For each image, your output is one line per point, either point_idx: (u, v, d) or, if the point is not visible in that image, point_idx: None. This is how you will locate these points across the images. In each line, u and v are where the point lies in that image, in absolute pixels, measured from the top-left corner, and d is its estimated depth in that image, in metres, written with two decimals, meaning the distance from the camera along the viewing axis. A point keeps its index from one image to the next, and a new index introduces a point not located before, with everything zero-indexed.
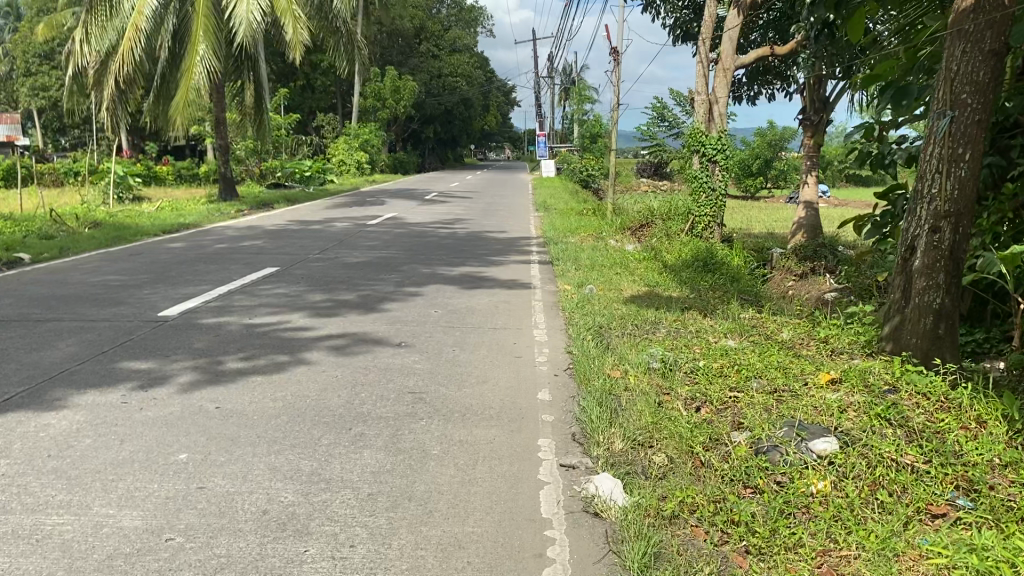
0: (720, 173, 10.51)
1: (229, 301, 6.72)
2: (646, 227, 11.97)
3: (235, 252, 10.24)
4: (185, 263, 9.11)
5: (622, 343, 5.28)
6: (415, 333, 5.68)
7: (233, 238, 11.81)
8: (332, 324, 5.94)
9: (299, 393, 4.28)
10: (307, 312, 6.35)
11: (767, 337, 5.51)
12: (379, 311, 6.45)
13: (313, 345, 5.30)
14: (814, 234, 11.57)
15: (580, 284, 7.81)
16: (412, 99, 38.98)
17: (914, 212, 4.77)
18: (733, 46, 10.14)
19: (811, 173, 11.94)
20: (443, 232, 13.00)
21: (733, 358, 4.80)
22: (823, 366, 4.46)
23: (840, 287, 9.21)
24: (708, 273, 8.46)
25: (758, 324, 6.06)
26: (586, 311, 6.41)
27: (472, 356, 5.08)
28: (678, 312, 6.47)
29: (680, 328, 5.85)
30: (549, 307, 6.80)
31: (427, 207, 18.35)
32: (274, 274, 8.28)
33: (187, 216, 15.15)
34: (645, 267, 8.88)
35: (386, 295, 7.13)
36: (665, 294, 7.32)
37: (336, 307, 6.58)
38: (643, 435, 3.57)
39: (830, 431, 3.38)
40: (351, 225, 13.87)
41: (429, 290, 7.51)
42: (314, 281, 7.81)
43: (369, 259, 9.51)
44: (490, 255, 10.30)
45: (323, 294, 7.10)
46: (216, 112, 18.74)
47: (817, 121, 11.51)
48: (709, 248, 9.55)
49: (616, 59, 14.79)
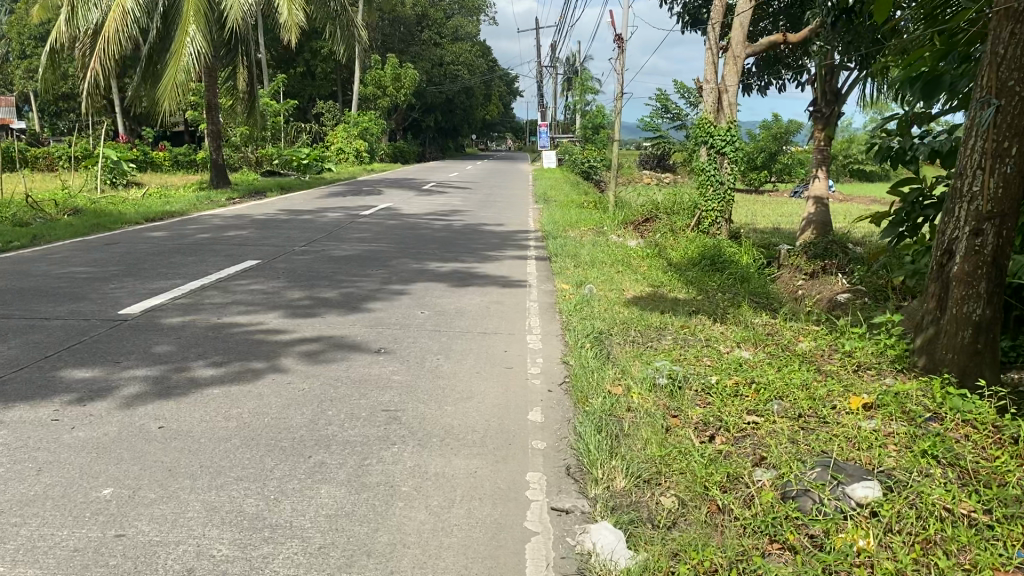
0: (728, 166, 10.01)
1: (199, 298, 6.19)
2: (649, 221, 11.47)
3: (216, 242, 9.71)
4: (161, 254, 8.59)
5: (624, 354, 4.78)
6: (397, 338, 5.16)
7: (217, 228, 11.27)
8: (308, 325, 5.42)
9: (258, 409, 3.76)
10: (282, 311, 5.83)
11: (785, 347, 4.98)
12: (360, 311, 5.93)
13: (283, 350, 4.79)
14: (824, 231, 11.05)
15: (579, 283, 7.30)
16: (412, 87, 38.37)
17: (952, 211, 4.24)
18: (744, 33, 9.59)
19: (822, 167, 11.38)
20: (439, 224, 12.48)
21: (749, 374, 4.28)
22: (851, 386, 3.94)
23: (853, 288, 8.72)
24: (715, 273, 7.95)
25: (772, 332, 5.53)
26: (585, 315, 5.91)
27: (457, 366, 4.57)
28: (686, 317, 5.96)
29: (687, 336, 5.34)
30: (545, 309, 6.30)
31: (424, 197, 17.86)
32: (253, 267, 7.76)
33: (174, 203, 14.66)
34: (648, 265, 8.38)
35: (370, 294, 6.60)
36: (671, 296, 6.81)
37: (315, 306, 6.05)
38: (649, 471, 3.06)
39: (869, 472, 2.86)
40: (343, 215, 13.36)
41: (417, 289, 6.98)
42: (295, 276, 7.29)
43: (357, 253, 9.01)
44: (486, 250, 9.79)
45: (303, 291, 6.59)
46: (208, 96, 18.20)
47: (828, 114, 10.93)
48: (717, 245, 9.05)
49: (621, 46, 14.23)
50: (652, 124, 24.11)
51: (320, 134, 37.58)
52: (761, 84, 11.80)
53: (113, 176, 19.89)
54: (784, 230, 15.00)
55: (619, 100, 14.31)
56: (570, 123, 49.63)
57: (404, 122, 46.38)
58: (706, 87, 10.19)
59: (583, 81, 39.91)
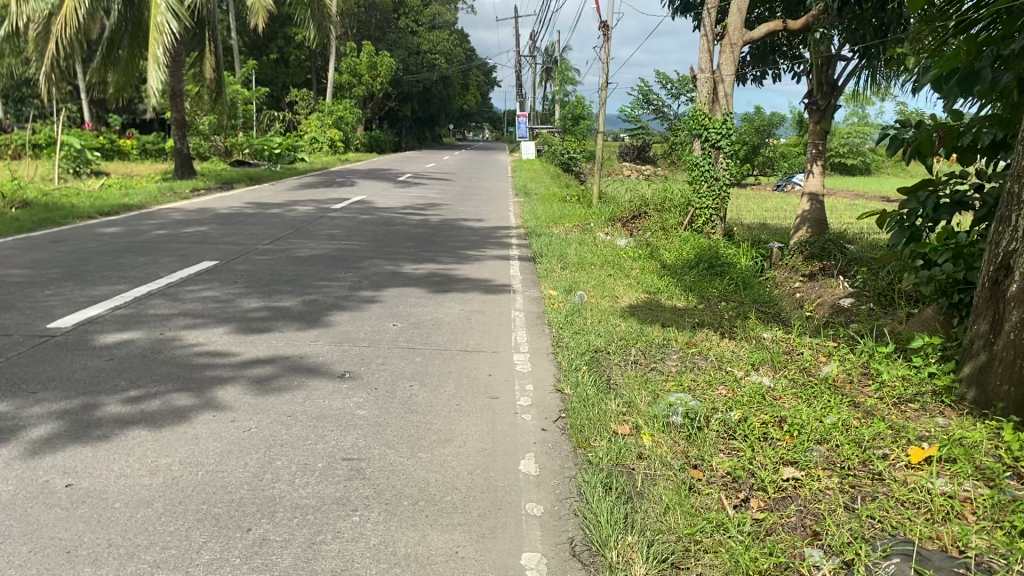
0: (723, 161, 9.41)
1: (142, 309, 5.50)
2: (638, 218, 10.87)
3: (173, 240, 8.99)
4: (111, 254, 7.88)
5: (627, 382, 4.16)
6: (364, 358, 4.51)
7: (176, 223, 10.53)
8: (263, 344, 4.75)
9: (192, 460, 3.10)
10: (234, 325, 5.15)
11: (807, 372, 4.38)
12: (324, 325, 5.26)
13: (231, 376, 4.12)
14: (818, 228, 10.48)
15: (568, 289, 6.68)
16: (388, 76, 37.52)
17: (1007, 219, 3.62)
18: (741, 20, 8.99)
19: (815, 162, 10.74)
20: (415, 219, 11.80)
21: (776, 408, 3.68)
22: (899, 428, 3.34)
23: (855, 292, 8.19)
24: (714, 277, 7.35)
25: (789, 351, 4.93)
26: (578, 329, 5.29)
27: (434, 396, 3.92)
28: (689, 331, 5.36)
29: (695, 356, 4.73)
30: (531, 320, 5.66)
31: (401, 189, 17.17)
32: (209, 270, 7.06)
33: (134, 195, 13.88)
34: (641, 268, 7.80)
35: (337, 302, 5.93)
36: (671, 306, 6.20)
37: (272, 319, 5.38)
38: (677, 552, 2.44)
39: (958, 562, 2.25)
40: (313, 209, 12.67)
41: (389, 296, 6.32)
42: (254, 281, 6.61)
43: (325, 253, 8.33)
44: (465, 248, 9.15)
45: (262, 299, 5.92)
46: (173, 83, 17.36)
47: (824, 106, 10.26)
48: (712, 246, 8.47)
49: (606, 35, 13.60)
50: (634, 115, 23.51)
51: (293, 123, 36.71)
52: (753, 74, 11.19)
53: (77, 165, 19.04)
54: (773, 227, 14.49)
55: (604, 90, 13.67)
56: (549, 114, 49.04)
57: (380, 111, 45.50)
58: (702, 76, 9.53)
59: (562, 71, 39.23)
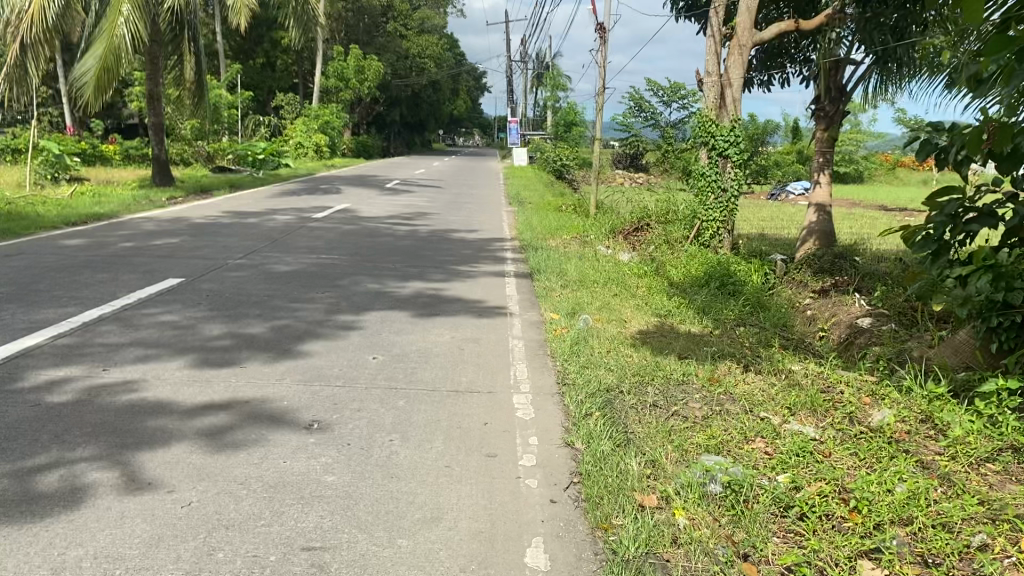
0: (732, 170, 8.82)
1: (87, 337, 4.83)
2: (642, 231, 10.24)
3: (138, 253, 8.32)
4: (68, 269, 7.21)
5: (648, 434, 3.52)
6: (337, 403, 3.86)
7: (146, 234, 9.85)
8: (221, 383, 4.09)
9: (109, 552, 2.45)
10: (191, 358, 4.49)
11: (856, 420, 3.75)
12: (295, 357, 4.60)
13: (179, 426, 3.47)
14: (829, 243, 9.80)
15: (571, 312, 6.04)
16: (377, 80, 36.81)
17: None
18: (751, 19, 8.44)
19: (823, 171, 9.87)
20: (401, 230, 11.16)
21: (834, 470, 3.06)
22: (992, 503, 2.72)
23: (874, 310, 7.59)
24: (728, 297, 6.73)
25: (827, 391, 4.32)
26: (585, 363, 4.64)
27: (419, 456, 3.27)
28: (710, 363, 4.73)
29: (720, 397, 4.11)
30: (531, 350, 5.01)
31: (388, 197, 16.54)
32: (172, 289, 6.39)
33: (106, 203, 13.18)
34: (647, 286, 7.20)
35: (311, 329, 5.28)
36: (686, 332, 5.57)
37: (235, 349, 4.72)
38: None
39: None
40: (294, 218, 12.02)
41: (370, 320, 5.66)
42: (220, 303, 5.95)
43: (303, 268, 7.69)
44: (455, 263, 8.52)
45: (227, 325, 5.26)
46: (150, 85, 16.71)
47: (833, 111, 9.61)
48: (722, 262, 7.85)
49: (602, 36, 12.96)
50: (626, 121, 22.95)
51: (279, 127, 35.98)
52: (758, 78, 10.53)
53: (54, 171, 18.27)
54: (774, 237, 13.92)
55: (599, 96, 13.07)
56: (539, 121, 48.51)
57: (368, 117, 44.84)
58: (709, 80, 8.95)
59: (552, 78, 38.67)
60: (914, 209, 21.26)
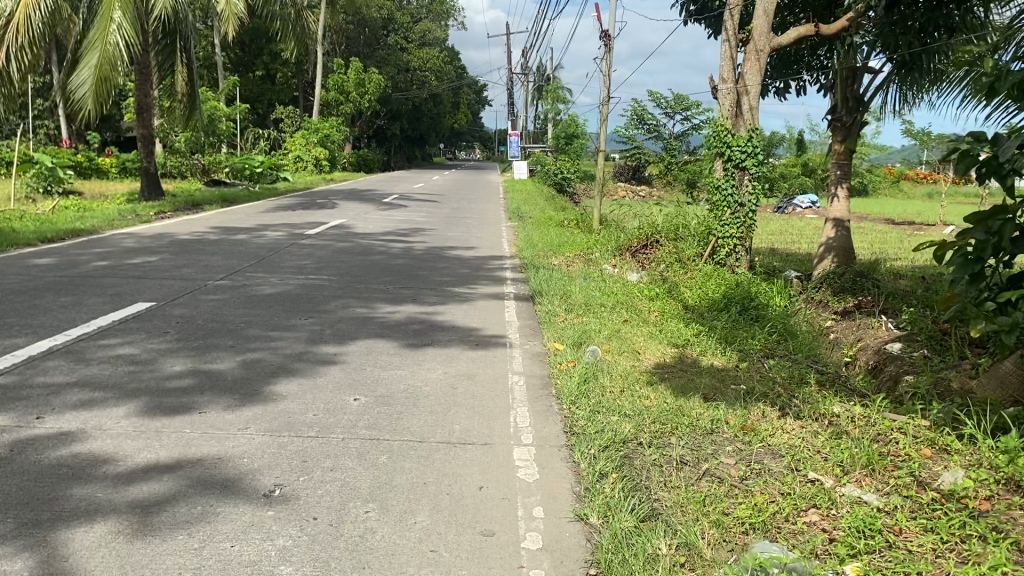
0: (748, 184, 8.20)
1: (28, 375, 4.25)
2: (650, 248, 9.67)
3: (112, 273, 7.74)
4: (31, 291, 6.64)
5: (677, 506, 2.93)
6: (305, 462, 3.24)
7: (125, 252, 9.28)
8: (172, 436, 3.49)
9: None
10: (144, 402, 3.90)
11: (923, 483, 3.13)
12: (263, 400, 4.00)
13: (110, 496, 2.86)
14: (847, 260, 9.08)
15: (577, 343, 5.42)
16: (376, 93, 36.26)
17: None
18: (768, 23, 7.89)
19: (841, 185, 9.25)
20: (396, 247, 10.58)
21: (915, 563, 2.45)
22: None
23: (901, 335, 6.94)
24: (751, 322, 6.12)
25: (881, 442, 3.72)
26: (597, 406, 4.04)
27: (399, 536, 2.66)
28: (741, 407, 4.15)
29: (757, 454, 3.53)
30: (533, 390, 4.38)
31: (385, 211, 15.99)
32: (139, 315, 5.82)
33: (91, 218, 12.62)
34: (659, 310, 6.61)
35: (285, 365, 4.69)
36: (707, 366, 4.95)
37: (195, 392, 4.13)
38: None
39: None
40: (284, 234, 11.47)
41: (354, 353, 5.08)
42: (188, 333, 5.36)
43: (287, 290, 7.12)
44: (452, 284, 7.94)
45: (191, 361, 4.69)
46: (139, 96, 16.16)
47: (850, 122, 8.90)
48: (741, 284, 7.24)
49: (607, 45, 12.42)
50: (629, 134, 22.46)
51: (278, 140, 35.47)
52: (772, 87, 9.93)
53: (47, 184, 17.69)
54: (785, 253, 13.33)
55: (604, 106, 12.51)
56: (540, 134, 47.94)
57: (369, 130, 44.44)
58: (722, 87, 8.33)
59: (554, 91, 38.15)
60: (924, 224, 20.73)
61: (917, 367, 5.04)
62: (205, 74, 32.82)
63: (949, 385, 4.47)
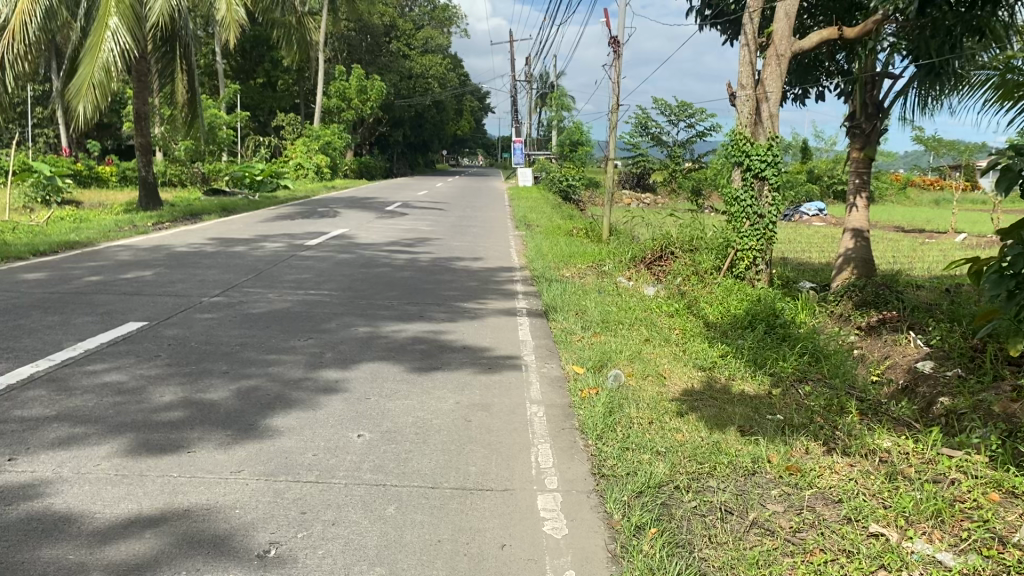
0: (769, 194, 7.83)
1: (5, 408, 3.89)
2: (665, 260, 9.25)
3: (104, 290, 7.39)
4: (17, 310, 6.28)
5: (727, 571, 2.59)
6: (304, 516, 2.88)
7: (119, 265, 8.94)
8: (157, 482, 3.12)
9: None
10: (127, 438, 3.54)
11: (1003, 539, 2.77)
12: (259, 436, 3.64)
13: (81, 561, 2.50)
14: (868, 270, 8.52)
15: (598, 366, 5.05)
16: (378, 100, 35.97)
17: None
18: (790, 27, 7.55)
19: (860, 194, 8.85)
20: (400, 259, 10.23)
21: None
22: None
23: (929, 350, 6.43)
24: (780, 342, 5.75)
25: (941, 483, 3.35)
26: (627, 442, 3.68)
27: None
28: (782, 442, 3.79)
29: (808, 499, 3.18)
30: (554, 423, 4.01)
31: (387, 221, 15.65)
32: (129, 338, 5.46)
33: (86, 229, 12.26)
34: (680, 328, 6.26)
35: (283, 394, 4.33)
36: (739, 393, 4.59)
37: (186, 425, 3.76)
38: None
39: None
40: (284, 245, 11.14)
41: (358, 379, 4.73)
42: (181, 357, 5.00)
43: (288, 307, 6.77)
44: (459, 299, 7.59)
45: (183, 389, 4.32)
46: (137, 104, 15.85)
47: (869, 129, 8.51)
48: (763, 299, 6.85)
49: (617, 51, 12.09)
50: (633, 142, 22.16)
51: (279, 148, 35.20)
52: (789, 93, 9.57)
53: (45, 194, 17.41)
54: (797, 263, 12.97)
55: (613, 113, 12.18)
56: (543, 141, 47.56)
57: (371, 137, 44.18)
58: (740, 94, 8.00)
59: (557, 97, 37.82)
60: (935, 232, 20.38)
61: (954, 388, 4.65)
62: (206, 82, 32.53)
63: (992, 410, 4.10)
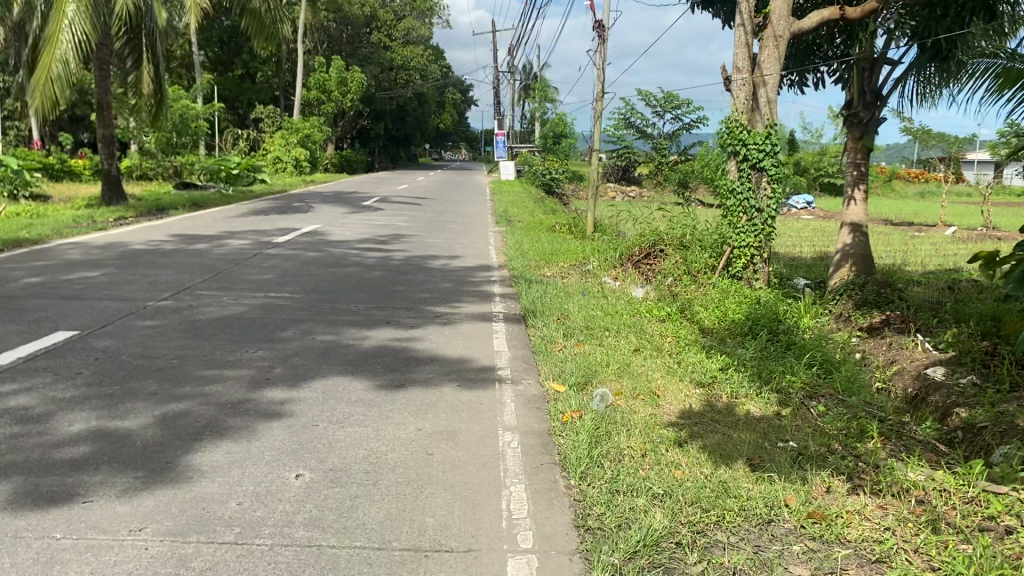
0: (768, 185, 7.27)
1: None
2: (655, 258, 8.62)
3: (41, 293, 6.72)
4: None
5: None
6: None
7: (67, 265, 8.26)
8: (34, 546, 2.50)
9: None
10: (10, 485, 2.91)
11: None
12: (175, 480, 3.02)
13: None
14: (869, 267, 7.87)
15: (580, 384, 4.44)
16: (358, 93, 35.16)
17: None
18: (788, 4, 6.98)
19: (859, 187, 8.26)
20: (372, 257, 9.59)
21: None
22: None
23: (939, 354, 5.83)
24: (784, 351, 5.18)
25: (994, 530, 2.76)
26: (618, 482, 3.08)
27: None
28: (799, 479, 3.21)
29: (841, 561, 2.59)
30: (532, 458, 3.41)
31: (363, 216, 14.99)
32: (52, 351, 4.81)
33: (41, 226, 11.53)
34: (672, 334, 5.66)
35: (216, 421, 3.70)
36: (744, 415, 4.01)
37: (90, 463, 3.14)
38: None
39: None
40: (251, 242, 10.49)
41: (307, 399, 4.11)
42: (105, 373, 4.36)
43: (241, 312, 6.13)
44: (431, 302, 6.98)
45: (97, 414, 3.69)
46: (100, 95, 15.06)
47: (868, 117, 7.92)
48: (762, 302, 6.27)
49: (602, 36, 11.44)
50: None
51: (258, 141, 34.38)
52: (786, 80, 8.99)
53: (12, 187, 16.50)
54: (788, 258, 12.43)
55: (597, 102, 11.56)
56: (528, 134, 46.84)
57: (352, 130, 43.35)
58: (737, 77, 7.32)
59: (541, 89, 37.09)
60: (926, 225, 19.88)
61: (978, 400, 4.07)
62: (182, 74, 31.61)
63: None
